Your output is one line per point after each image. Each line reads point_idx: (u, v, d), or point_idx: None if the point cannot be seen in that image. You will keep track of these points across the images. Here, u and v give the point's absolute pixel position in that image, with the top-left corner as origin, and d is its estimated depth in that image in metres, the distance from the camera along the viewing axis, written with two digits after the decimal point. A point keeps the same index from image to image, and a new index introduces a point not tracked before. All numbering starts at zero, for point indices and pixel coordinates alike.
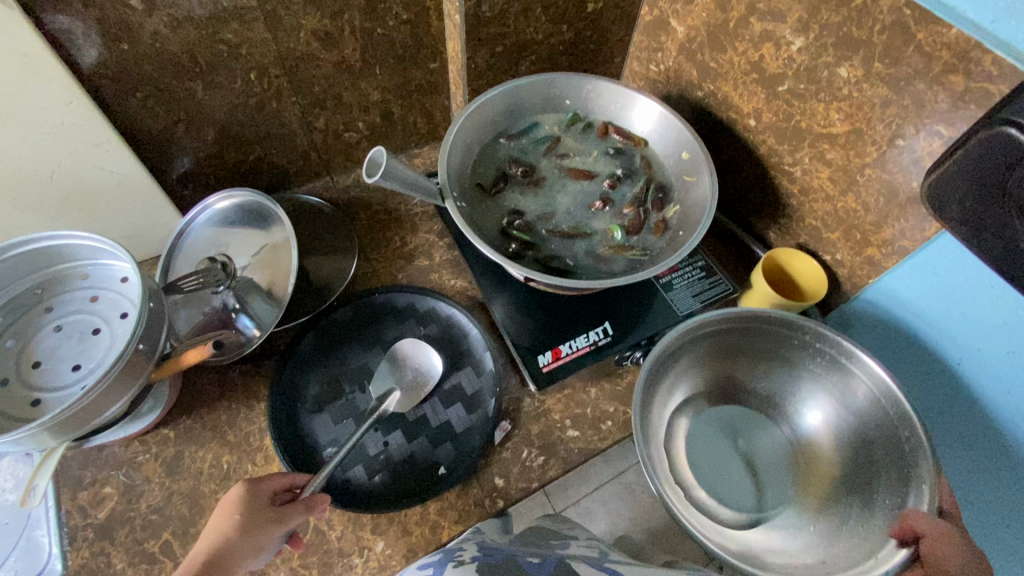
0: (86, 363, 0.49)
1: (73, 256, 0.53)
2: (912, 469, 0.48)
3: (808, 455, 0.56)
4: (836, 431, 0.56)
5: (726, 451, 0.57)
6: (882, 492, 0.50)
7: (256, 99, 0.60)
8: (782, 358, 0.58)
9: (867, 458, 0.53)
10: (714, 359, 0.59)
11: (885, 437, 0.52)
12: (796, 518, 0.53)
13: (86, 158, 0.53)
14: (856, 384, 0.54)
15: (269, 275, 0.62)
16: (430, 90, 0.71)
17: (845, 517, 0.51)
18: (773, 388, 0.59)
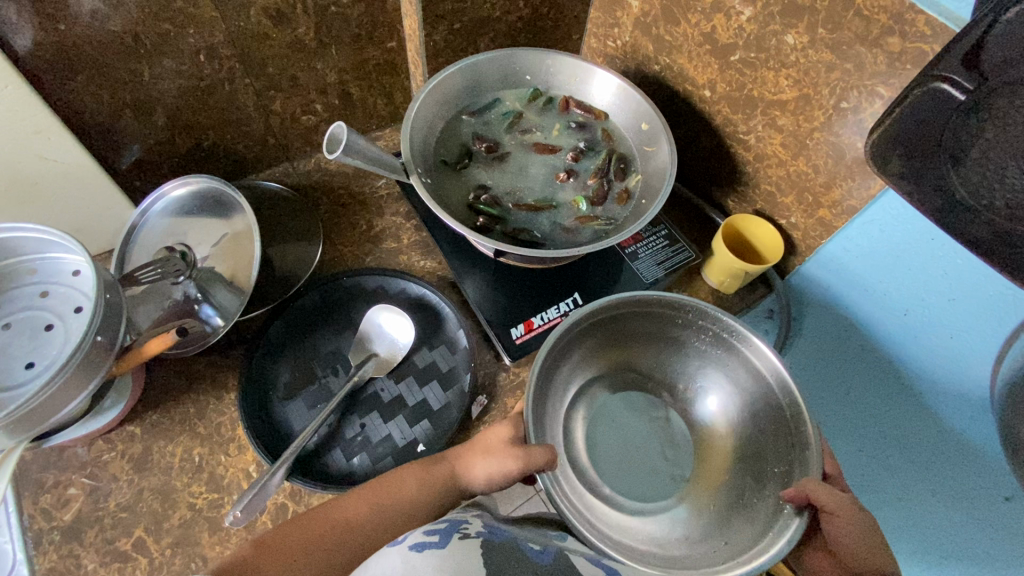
0: (40, 360, 0.47)
1: (19, 250, 0.50)
2: (797, 442, 0.48)
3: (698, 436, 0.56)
4: (729, 408, 0.54)
5: (624, 441, 0.56)
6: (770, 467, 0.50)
7: (207, 81, 0.58)
8: (669, 337, 0.56)
9: (757, 431, 0.52)
10: (601, 349, 0.57)
11: (771, 405, 0.51)
12: (693, 505, 0.52)
13: (26, 146, 0.51)
14: (740, 360, 0.52)
15: (231, 264, 0.60)
16: (388, 71, 0.70)
17: (744, 495, 0.50)
18: (663, 373, 0.58)
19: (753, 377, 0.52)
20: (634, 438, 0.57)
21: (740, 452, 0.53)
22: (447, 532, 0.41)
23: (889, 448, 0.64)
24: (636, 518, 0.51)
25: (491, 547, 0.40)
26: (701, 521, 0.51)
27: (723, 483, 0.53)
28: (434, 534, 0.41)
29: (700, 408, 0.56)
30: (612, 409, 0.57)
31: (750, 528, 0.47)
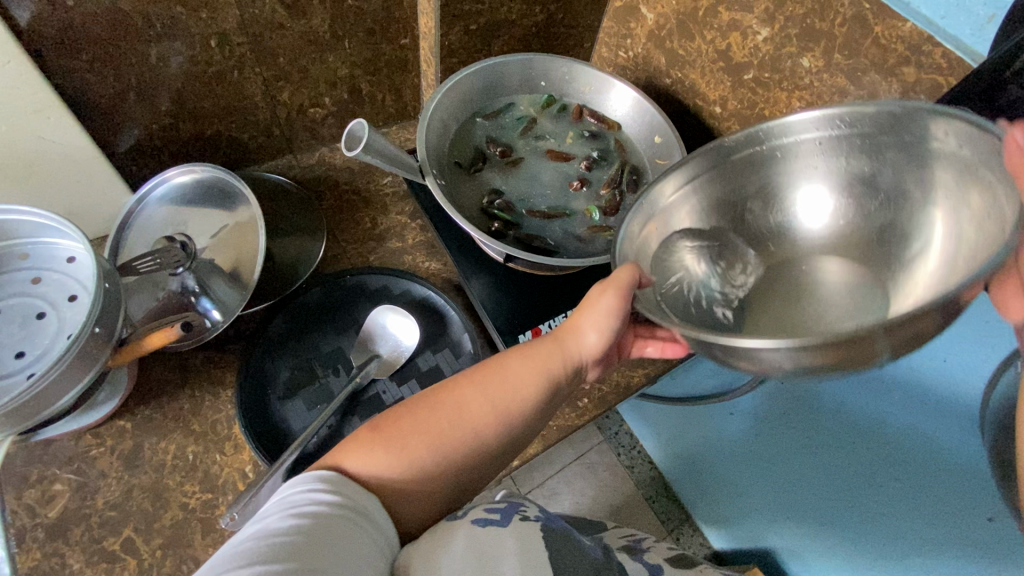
0: (30, 350, 0.45)
1: (11, 233, 0.48)
2: (918, 150, 0.36)
3: (844, 239, 0.41)
4: (845, 190, 0.41)
5: (757, 280, 0.40)
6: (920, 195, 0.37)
7: (216, 67, 0.57)
8: (738, 166, 0.42)
9: (877, 185, 0.39)
10: (718, 210, 0.43)
11: (885, 125, 0.37)
12: (895, 287, 0.37)
13: (24, 125, 0.49)
14: (848, 142, 0.39)
15: (232, 256, 0.59)
16: (400, 68, 0.69)
17: (946, 199, 0.36)
18: (773, 198, 0.43)
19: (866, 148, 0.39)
20: (769, 272, 0.41)
21: (877, 201, 0.40)
22: (509, 511, 0.41)
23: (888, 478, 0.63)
24: (844, 316, 0.36)
25: (553, 536, 0.40)
26: (912, 294, 0.36)
27: (885, 246, 0.39)
28: (496, 511, 0.40)
29: (828, 206, 0.41)
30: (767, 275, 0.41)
31: (946, 235, 0.36)
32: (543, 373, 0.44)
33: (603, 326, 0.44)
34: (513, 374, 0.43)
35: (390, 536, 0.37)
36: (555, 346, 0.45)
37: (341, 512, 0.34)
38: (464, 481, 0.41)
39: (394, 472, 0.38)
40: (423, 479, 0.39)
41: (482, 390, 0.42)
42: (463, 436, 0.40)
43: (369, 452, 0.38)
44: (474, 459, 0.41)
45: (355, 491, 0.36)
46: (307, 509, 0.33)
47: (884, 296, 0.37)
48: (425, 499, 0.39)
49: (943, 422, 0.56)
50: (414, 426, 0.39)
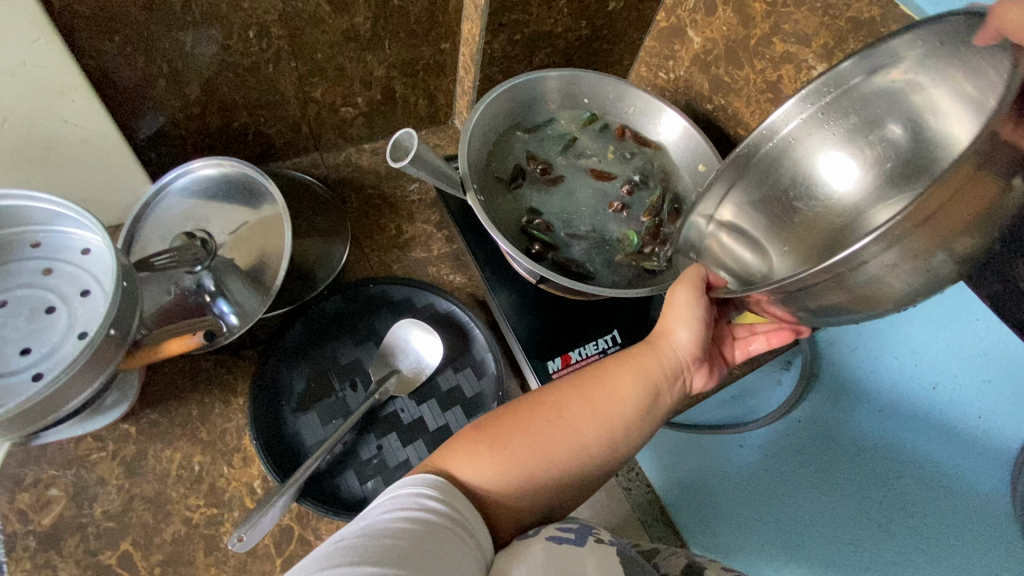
0: (36, 347, 0.42)
1: (23, 220, 0.45)
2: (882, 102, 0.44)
3: (878, 178, 0.46)
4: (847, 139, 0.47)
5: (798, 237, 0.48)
6: (908, 119, 0.43)
7: (251, 59, 0.54)
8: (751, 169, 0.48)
9: (872, 122, 0.45)
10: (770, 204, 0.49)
11: (840, 104, 0.46)
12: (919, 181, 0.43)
13: (47, 106, 0.46)
14: (832, 112, 0.46)
15: (251, 255, 0.56)
16: (436, 73, 0.67)
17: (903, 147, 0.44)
18: (807, 178, 0.49)
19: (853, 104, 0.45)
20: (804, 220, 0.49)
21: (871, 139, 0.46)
22: (585, 531, 0.38)
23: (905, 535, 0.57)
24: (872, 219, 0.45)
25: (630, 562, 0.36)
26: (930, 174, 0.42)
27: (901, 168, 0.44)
28: (569, 529, 0.38)
29: (856, 167, 0.47)
30: (822, 239, 0.47)
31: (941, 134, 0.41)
32: (645, 377, 0.42)
33: (688, 318, 0.43)
34: (615, 378, 0.42)
35: (487, 544, 0.35)
36: (652, 350, 0.44)
37: (447, 522, 0.33)
38: (573, 487, 0.40)
39: (502, 482, 0.37)
40: (532, 484, 0.38)
41: (586, 395, 0.41)
42: (569, 438, 0.39)
43: (471, 460, 0.38)
44: (581, 464, 0.39)
45: (458, 502, 0.35)
46: (413, 514, 0.33)
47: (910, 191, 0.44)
48: (532, 506, 0.38)
49: (965, 462, 0.54)
50: (516, 427, 0.39)
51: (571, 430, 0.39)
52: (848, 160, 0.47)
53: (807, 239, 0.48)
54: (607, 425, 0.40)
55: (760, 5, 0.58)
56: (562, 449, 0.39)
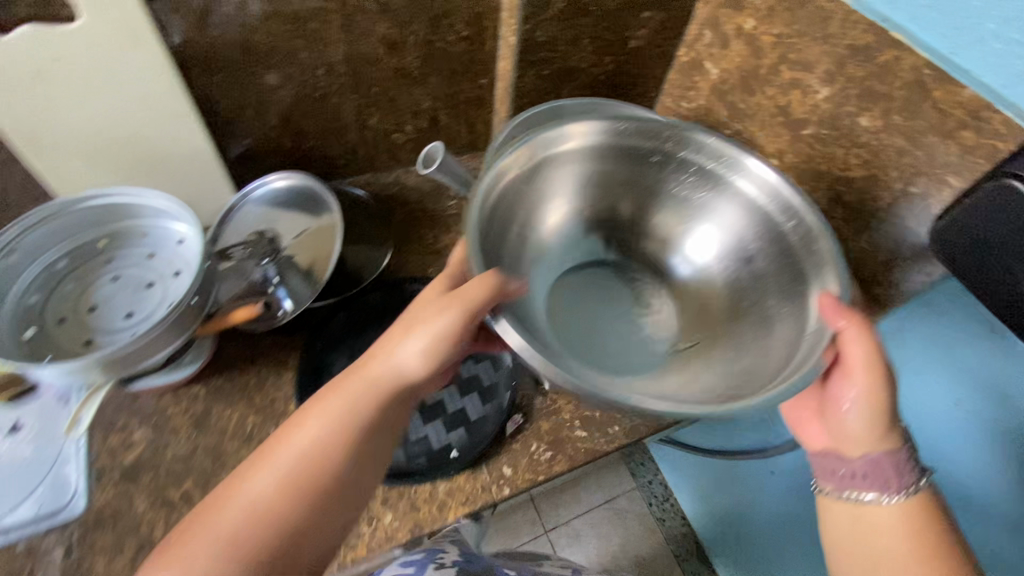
0: (138, 313, 0.53)
1: (137, 216, 0.57)
2: (799, 264, 0.48)
3: (703, 291, 0.53)
4: (714, 252, 0.53)
5: (591, 268, 0.56)
6: (773, 307, 0.49)
7: (319, 92, 0.66)
8: (637, 170, 0.53)
9: (784, 254, 0.49)
10: (591, 186, 0.54)
11: (770, 229, 0.50)
12: (688, 345, 0.51)
13: (163, 127, 0.59)
14: (767, 216, 0.50)
15: (309, 255, 0.66)
16: (476, 104, 0.77)
17: (764, 298, 0.49)
18: (672, 215, 0.54)
19: (780, 245, 0.49)
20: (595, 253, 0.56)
21: (747, 274, 0.51)
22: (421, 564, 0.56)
23: None
24: (604, 311, 0.53)
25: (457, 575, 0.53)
26: (734, 342, 0.49)
27: (748, 322, 0.49)
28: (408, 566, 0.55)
29: (705, 254, 0.54)
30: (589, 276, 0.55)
31: (783, 330, 0.47)
32: (357, 415, 0.44)
33: (433, 345, 0.44)
34: (330, 412, 0.43)
35: None
36: (356, 384, 0.44)
37: None
38: (338, 533, 0.42)
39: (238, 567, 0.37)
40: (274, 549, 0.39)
41: (328, 419, 0.43)
42: (265, 513, 0.39)
43: (205, 561, 0.37)
44: (314, 502, 0.41)
45: None
46: None
47: (688, 347, 0.51)
48: (301, 544, 0.40)
49: None
50: (242, 494, 0.40)
51: (293, 464, 0.41)
52: (695, 262, 0.54)
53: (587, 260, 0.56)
54: (345, 494, 0.43)
55: (768, 38, 0.64)
56: (314, 488, 0.41)
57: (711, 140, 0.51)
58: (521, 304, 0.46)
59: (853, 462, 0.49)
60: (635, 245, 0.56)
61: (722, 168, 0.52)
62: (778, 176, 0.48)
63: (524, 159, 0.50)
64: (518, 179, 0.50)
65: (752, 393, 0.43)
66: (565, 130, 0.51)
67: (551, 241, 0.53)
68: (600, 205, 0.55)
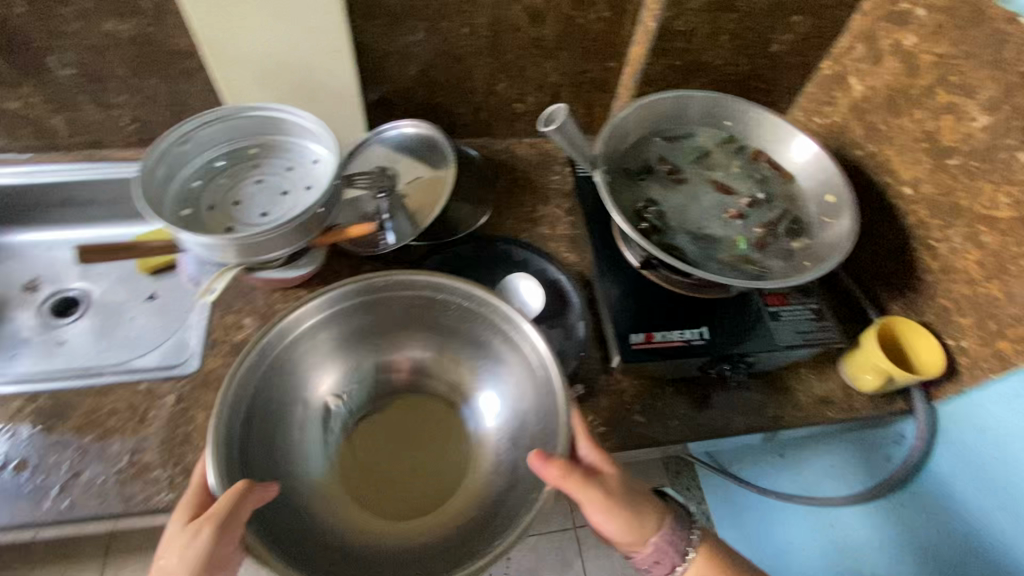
0: (271, 214, 0.60)
1: (285, 132, 0.63)
2: (550, 411, 0.50)
3: (477, 450, 0.56)
4: (505, 420, 0.55)
5: (351, 347, 0.57)
6: (500, 527, 0.48)
7: (459, 51, 0.70)
8: (432, 324, 0.57)
9: (517, 456, 0.52)
10: (347, 340, 0.57)
11: (539, 427, 0.51)
12: (393, 512, 0.52)
13: (323, 60, 0.66)
14: (535, 376, 0.52)
15: (419, 199, 0.71)
16: (600, 87, 0.78)
17: (523, 436, 0.53)
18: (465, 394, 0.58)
19: (538, 418, 0.52)
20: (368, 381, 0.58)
21: (506, 449, 0.54)
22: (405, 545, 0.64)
23: None
24: (422, 472, 0.55)
25: None
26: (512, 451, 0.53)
27: (508, 480, 0.52)
28: None
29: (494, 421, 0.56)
30: (392, 420, 0.58)
31: (523, 489, 0.49)
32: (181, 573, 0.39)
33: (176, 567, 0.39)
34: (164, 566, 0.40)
35: None
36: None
37: None
38: None
39: None
40: None
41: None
42: None
43: None
44: None
45: None
46: None
47: (422, 500, 0.53)
48: None
49: None
50: None
51: None
52: (484, 424, 0.56)
53: (391, 406, 0.59)
54: None
55: (928, 57, 0.59)
56: None
57: (460, 286, 0.54)
58: (288, 490, 0.50)
59: (639, 552, 0.48)
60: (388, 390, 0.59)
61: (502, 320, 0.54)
62: (541, 348, 0.50)
63: (254, 359, 0.50)
64: (291, 341, 0.53)
65: (455, 557, 0.47)
66: (283, 323, 0.51)
67: (323, 390, 0.56)
68: (349, 327, 0.56)
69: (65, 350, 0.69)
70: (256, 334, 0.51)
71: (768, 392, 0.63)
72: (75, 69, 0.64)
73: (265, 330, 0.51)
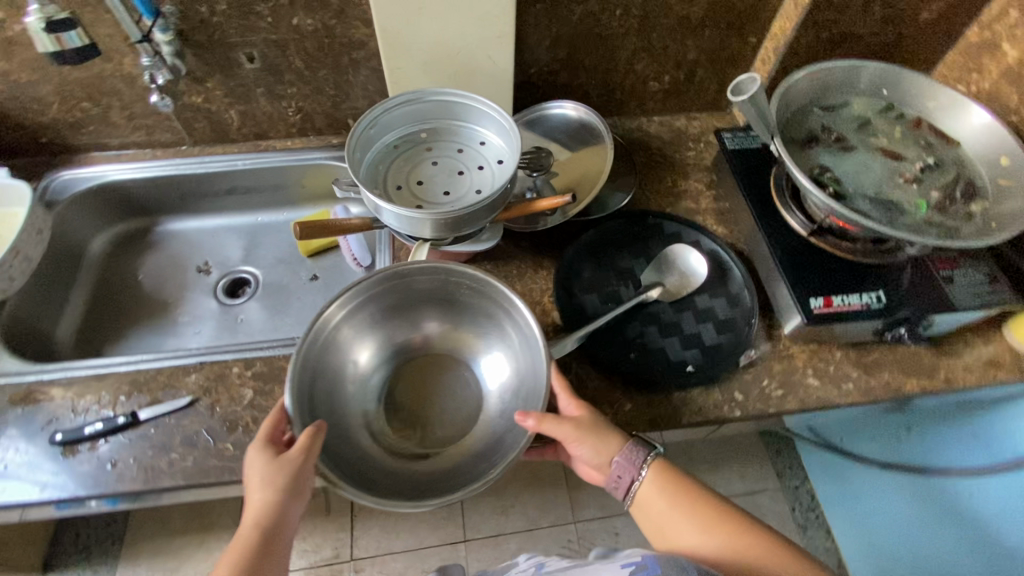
0: (453, 193, 0.64)
1: (456, 116, 0.67)
2: (544, 372, 0.53)
3: (420, 384, 0.61)
4: (507, 384, 0.58)
5: (384, 330, 0.61)
6: (500, 457, 0.52)
7: (606, 32, 0.72)
8: (443, 297, 0.61)
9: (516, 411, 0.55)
10: (381, 320, 0.60)
11: (530, 389, 0.55)
12: (421, 453, 0.56)
13: (488, 46, 0.68)
14: (529, 343, 0.56)
15: (572, 178, 0.73)
16: (735, 63, 0.79)
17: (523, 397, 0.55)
18: (475, 359, 0.61)
19: (531, 382, 0.55)
20: (394, 352, 0.62)
21: (512, 409, 0.56)
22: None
23: None
24: (448, 424, 0.58)
25: None
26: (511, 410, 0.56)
27: (505, 436, 0.54)
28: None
29: (497, 382, 0.59)
30: (417, 383, 0.61)
31: (519, 437, 0.52)
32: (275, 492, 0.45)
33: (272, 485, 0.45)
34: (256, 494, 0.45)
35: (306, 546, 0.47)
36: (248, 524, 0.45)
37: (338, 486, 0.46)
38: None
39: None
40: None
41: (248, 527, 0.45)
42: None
43: None
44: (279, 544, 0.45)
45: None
46: None
47: (441, 447, 0.57)
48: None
49: None
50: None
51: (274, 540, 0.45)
52: (487, 383, 0.60)
53: (422, 375, 0.62)
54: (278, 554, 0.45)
55: None
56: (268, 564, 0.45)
57: (468, 267, 0.56)
58: (337, 425, 0.55)
59: (609, 474, 0.52)
60: (419, 354, 0.62)
61: (499, 293, 0.56)
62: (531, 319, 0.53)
63: (309, 344, 0.53)
64: (332, 327, 0.56)
65: (451, 486, 0.51)
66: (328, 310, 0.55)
67: (359, 359, 0.59)
68: (387, 305, 0.60)
69: (244, 326, 0.75)
70: (315, 316, 0.54)
71: (936, 355, 0.64)
72: (260, 64, 0.69)
73: (332, 305, 0.55)
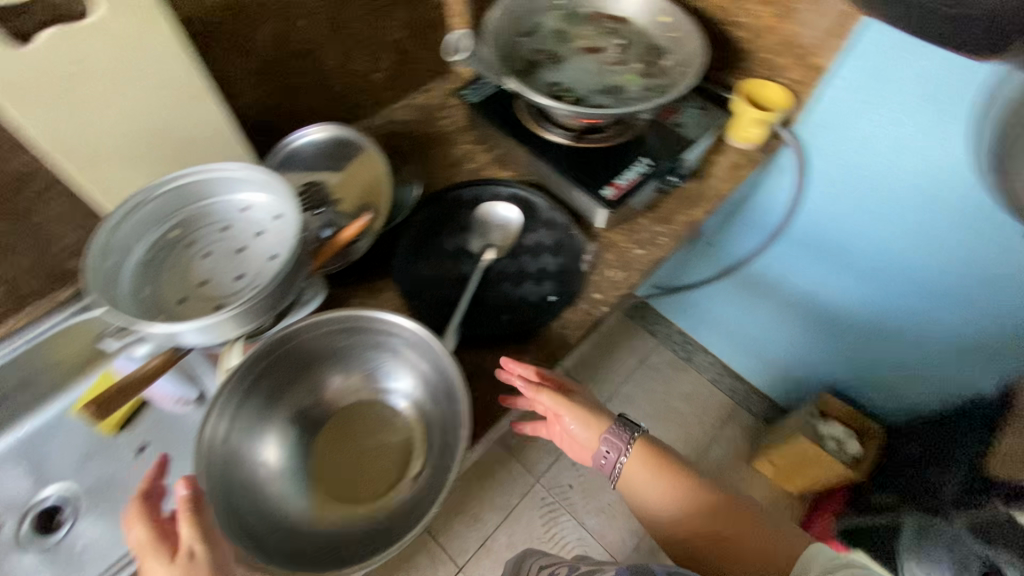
0: (245, 273, 0.56)
1: (199, 196, 0.59)
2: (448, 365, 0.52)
3: (343, 446, 0.55)
4: (421, 397, 0.56)
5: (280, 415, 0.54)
6: (449, 458, 0.50)
7: (301, 47, 0.69)
8: (319, 354, 0.56)
9: (444, 415, 0.53)
10: (270, 408, 0.53)
11: (444, 388, 0.53)
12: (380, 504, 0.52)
13: (189, 112, 0.60)
14: (421, 349, 0.54)
15: (358, 196, 0.70)
16: (434, 25, 0.82)
17: (442, 398, 0.54)
18: (380, 394, 0.57)
19: (441, 380, 0.54)
20: (302, 432, 0.55)
21: (439, 415, 0.54)
22: None
23: (922, 232, 0.80)
24: (389, 464, 0.54)
25: None
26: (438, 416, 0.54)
27: (445, 440, 0.52)
28: None
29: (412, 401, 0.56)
30: (338, 449, 0.55)
31: (457, 432, 0.51)
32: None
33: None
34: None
35: None
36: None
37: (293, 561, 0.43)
38: None
39: None
40: None
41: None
42: None
43: None
44: None
45: None
46: None
47: (394, 488, 0.52)
48: None
49: (931, 162, 0.74)
50: None
51: None
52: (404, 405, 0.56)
53: (338, 438, 0.56)
54: None
55: None
56: None
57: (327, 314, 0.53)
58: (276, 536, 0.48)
59: (597, 449, 0.63)
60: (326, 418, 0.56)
61: (370, 318, 0.54)
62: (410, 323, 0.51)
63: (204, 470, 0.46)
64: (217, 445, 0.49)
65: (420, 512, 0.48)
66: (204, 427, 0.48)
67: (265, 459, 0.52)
68: (267, 391, 0.53)
69: (88, 552, 0.60)
70: (196, 438, 0.47)
71: (701, 182, 0.78)
72: None
73: (208, 418, 0.48)
